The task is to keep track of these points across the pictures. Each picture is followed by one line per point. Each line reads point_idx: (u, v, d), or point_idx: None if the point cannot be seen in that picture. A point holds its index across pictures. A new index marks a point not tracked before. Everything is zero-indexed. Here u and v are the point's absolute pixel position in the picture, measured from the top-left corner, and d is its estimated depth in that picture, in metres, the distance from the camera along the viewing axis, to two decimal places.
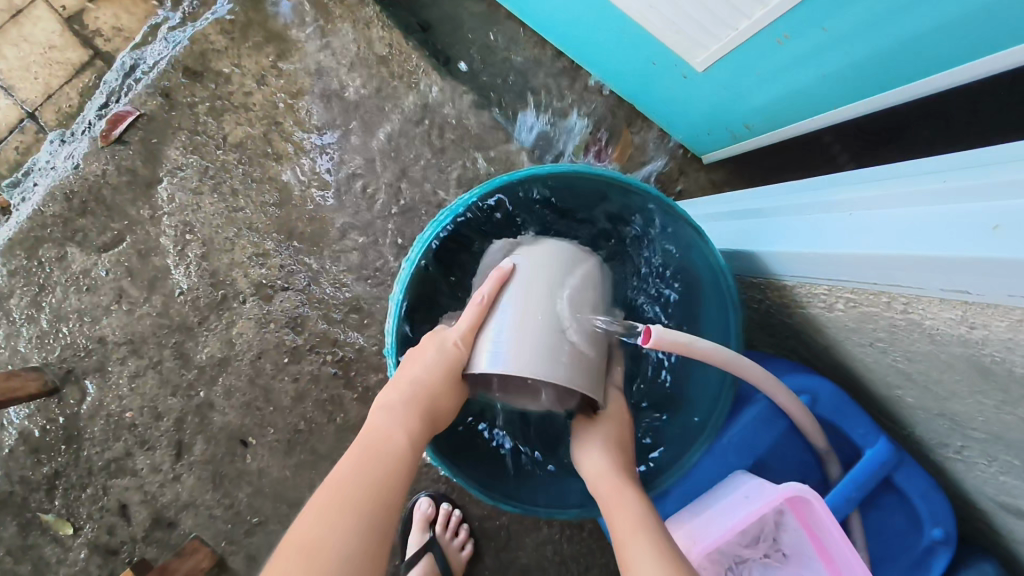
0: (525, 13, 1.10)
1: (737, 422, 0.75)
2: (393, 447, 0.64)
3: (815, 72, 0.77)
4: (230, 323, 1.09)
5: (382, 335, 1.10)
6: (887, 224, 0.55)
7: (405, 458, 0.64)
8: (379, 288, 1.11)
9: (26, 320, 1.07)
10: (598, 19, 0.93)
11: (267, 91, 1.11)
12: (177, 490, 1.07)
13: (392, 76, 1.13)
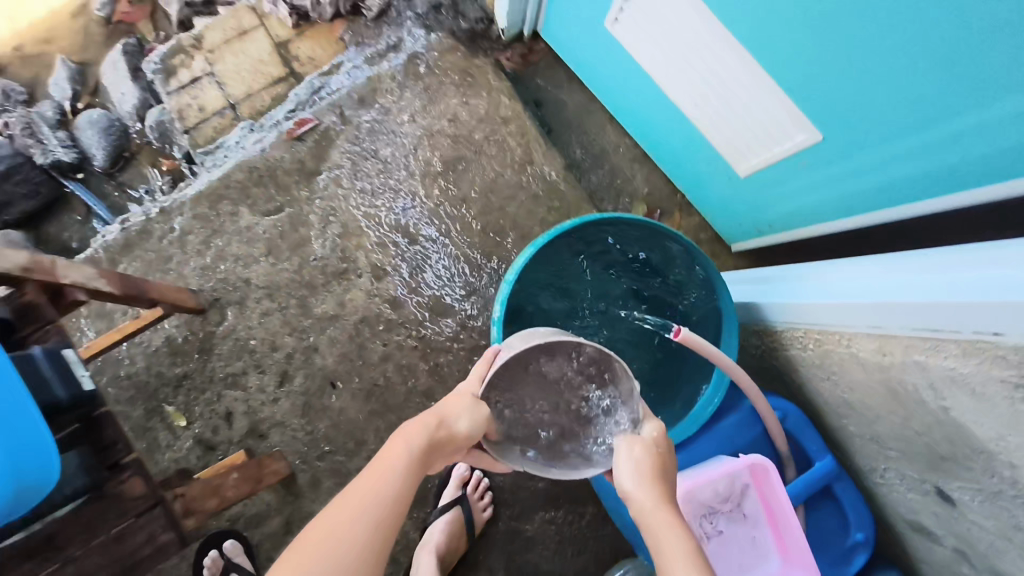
0: (618, 111, 1.46)
1: (725, 421, 1.02)
2: (393, 456, 0.75)
3: (824, 193, 1.09)
4: (346, 290, 1.39)
5: (458, 325, 1.40)
6: (845, 285, 0.84)
7: (408, 462, 0.75)
8: (463, 289, 1.42)
9: (196, 254, 1.38)
10: (675, 126, 1.29)
11: (415, 126, 1.46)
12: (274, 410, 1.35)
13: (509, 134, 1.47)
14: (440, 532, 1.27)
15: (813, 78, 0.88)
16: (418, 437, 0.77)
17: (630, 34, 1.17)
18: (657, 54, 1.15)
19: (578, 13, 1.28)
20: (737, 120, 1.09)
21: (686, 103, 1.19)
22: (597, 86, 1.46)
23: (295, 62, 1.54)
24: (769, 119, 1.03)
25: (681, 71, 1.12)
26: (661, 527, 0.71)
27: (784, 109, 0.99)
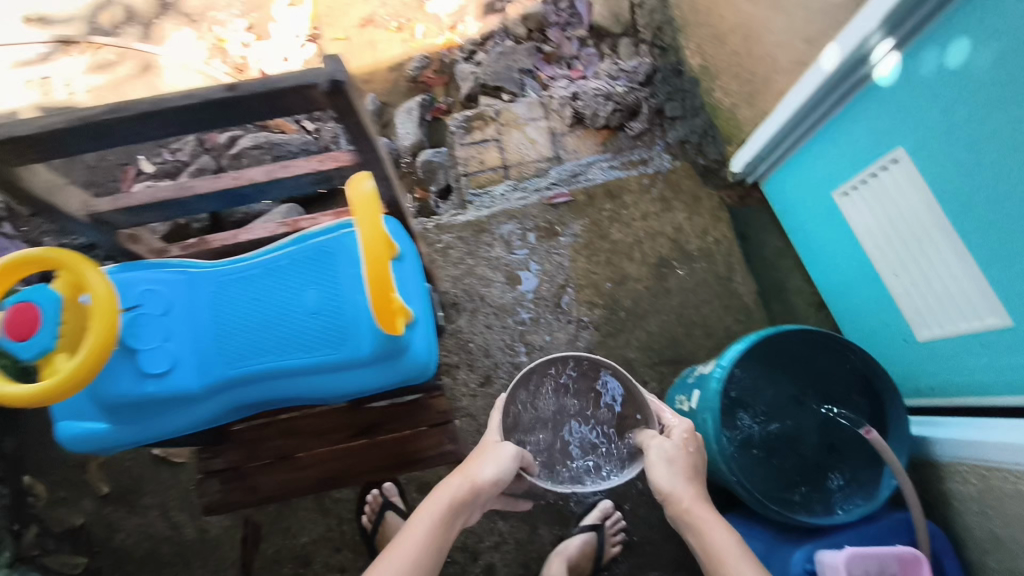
0: (811, 261, 1.75)
1: (867, 528, 1.18)
2: (425, 521, 1.06)
3: (995, 373, 1.29)
4: (556, 330, 1.71)
5: (635, 387, 1.68)
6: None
7: (434, 527, 1.06)
8: (647, 360, 1.70)
9: (454, 264, 1.76)
10: (866, 284, 1.56)
11: (644, 223, 1.80)
12: (471, 402, 1.65)
13: (717, 253, 1.80)
14: (577, 547, 1.48)
15: (1015, 276, 1.14)
16: (440, 512, 1.07)
17: (851, 206, 1.49)
18: (872, 226, 1.45)
19: (808, 180, 1.61)
20: (933, 293, 1.34)
21: (885, 269, 1.46)
22: (798, 238, 1.77)
23: (561, 149, 1.92)
24: (962, 297, 1.27)
25: (891, 243, 1.40)
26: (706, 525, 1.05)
27: (978, 293, 1.23)
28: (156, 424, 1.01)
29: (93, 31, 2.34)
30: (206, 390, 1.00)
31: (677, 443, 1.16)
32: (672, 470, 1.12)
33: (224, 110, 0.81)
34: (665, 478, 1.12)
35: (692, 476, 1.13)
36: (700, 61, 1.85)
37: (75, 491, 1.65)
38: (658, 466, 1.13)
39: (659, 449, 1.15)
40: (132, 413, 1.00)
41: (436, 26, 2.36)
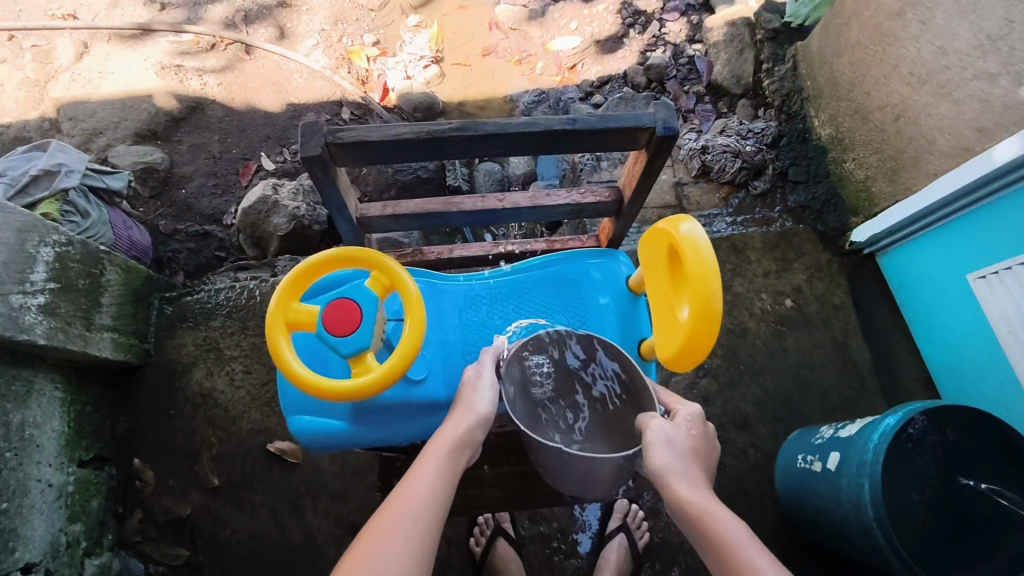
0: (924, 337, 1.76)
1: None
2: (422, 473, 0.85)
3: None
4: (674, 374, 1.74)
5: (748, 442, 1.69)
6: None
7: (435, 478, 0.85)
8: (761, 416, 1.72)
9: None
10: (988, 366, 1.55)
11: (765, 281, 1.84)
12: None
13: (834, 318, 1.81)
14: (618, 554, 1.48)
15: None
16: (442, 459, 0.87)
17: (987, 289, 1.49)
18: (1008, 312, 1.44)
19: (939, 258, 1.63)
20: None
21: (1015, 355, 1.44)
22: (914, 312, 1.78)
23: (685, 200, 1.98)
24: None
25: None
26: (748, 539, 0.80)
27: None
28: (395, 428, 1.00)
29: (229, 29, 2.42)
30: (454, 399, 1.02)
31: (674, 428, 0.95)
32: (671, 451, 0.91)
33: (550, 141, 0.82)
34: (663, 463, 0.90)
35: (687, 458, 0.91)
36: (831, 131, 1.93)
37: (183, 480, 1.59)
38: (657, 446, 0.91)
39: (658, 432, 0.93)
40: (375, 416, 0.99)
41: (554, 65, 2.47)
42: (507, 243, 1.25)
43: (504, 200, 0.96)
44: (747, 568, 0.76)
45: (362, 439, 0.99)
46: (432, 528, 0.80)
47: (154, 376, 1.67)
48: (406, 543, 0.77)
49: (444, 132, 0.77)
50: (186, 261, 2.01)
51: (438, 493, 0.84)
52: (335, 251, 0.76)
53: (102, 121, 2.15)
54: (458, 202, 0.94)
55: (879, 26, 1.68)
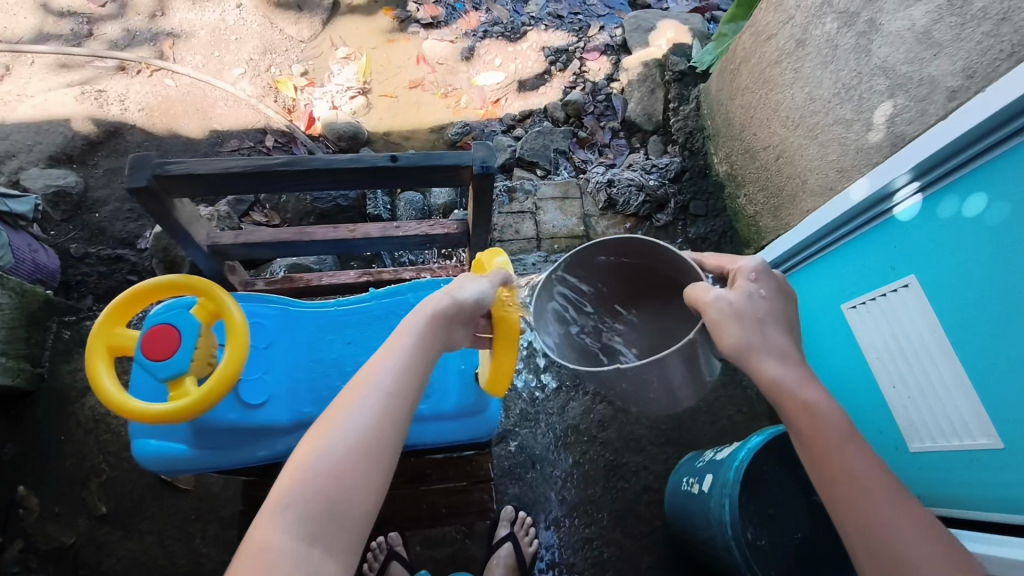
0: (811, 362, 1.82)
1: None
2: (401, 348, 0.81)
3: (978, 491, 1.26)
4: (570, 400, 1.78)
5: (641, 465, 1.72)
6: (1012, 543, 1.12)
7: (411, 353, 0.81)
8: (655, 439, 1.75)
9: None
10: (862, 391, 1.59)
11: None
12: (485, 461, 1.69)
13: None
14: (504, 564, 1.51)
15: (1006, 402, 1.16)
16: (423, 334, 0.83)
17: (857, 317, 1.55)
18: (875, 339, 1.49)
19: (815, 290, 1.71)
20: (928, 407, 1.35)
21: (884, 379, 1.49)
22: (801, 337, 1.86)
23: (592, 229, 2.05)
24: (959, 416, 1.27)
25: (892, 357, 1.44)
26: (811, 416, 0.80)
27: (975, 416, 1.23)
28: (233, 455, 1.03)
29: (155, 56, 2.45)
30: (295, 424, 1.06)
31: (747, 298, 0.86)
32: (754, 330, 0.84)
33: (378, 176, 0.93)
34: (741, 342, 0.83)
35: (766, 322, 0.86)
36: (727, 168, 2.03)
37: (70, 507, 1.56)
38: (737, 320, 0.84)
39: (724, 306, 0.85)
40: (215, 440, 1.02)
41: (478, 99, 2.56)
42: (379, 272, 1.34)
43: (356, 231, 1.10)
44: (833, 459, 0.78)
45: (200, 463, 1.02)
46: (403, 397, 0.77)
47: (46, 401, 1.65)
48: (375, 413, 0.74)
49: (271, 166, 0.88)
50: (95, 284, 2.00)
51: (417, 363, 0.80)
52: (166, 277, 0.81)
53: (15, 144, 2.14)
54: (309, 232, 1.07)
55: (762, 72, 1.79)
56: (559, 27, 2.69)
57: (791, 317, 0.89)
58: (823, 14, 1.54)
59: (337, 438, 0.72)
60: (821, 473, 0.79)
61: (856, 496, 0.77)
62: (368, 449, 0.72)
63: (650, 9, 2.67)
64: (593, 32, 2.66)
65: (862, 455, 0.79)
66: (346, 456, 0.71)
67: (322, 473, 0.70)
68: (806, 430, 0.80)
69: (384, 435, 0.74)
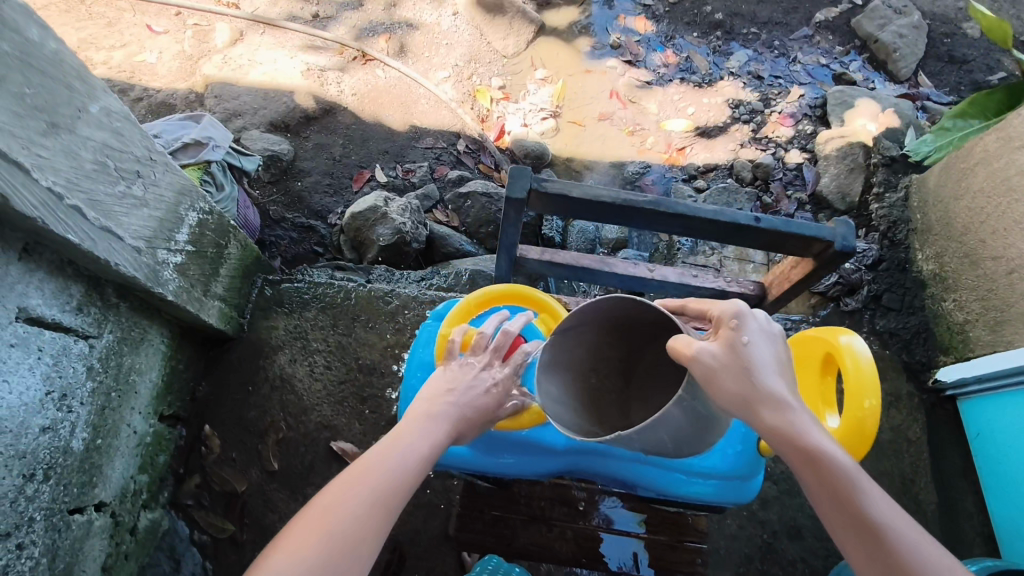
0: (994, 490, 1.66)
1: None
2: (401, 444, 0.91)
3: None
4: None
5: (798, 556, 1.64)
6: None
7: (411, 452, 0.91)
8: (818, 533, 1.67)
9: None
10: None
11: None
12: None
13: None
14: None
15: None
16: (428, 435, 0.93)
17: None
18: None
19: (1018, 415, 1.57)
20: None
21: None
22: (983, 460, 1.70)
23: None
24: None
25: None
26: (811, 461, 0.79)
27: None
28: (505, 460, 1.21)
29: (372, 47, 2.60)
30: (570, 451, 1.20)
31: (731, 348, 0.82)
32: (739, 383, 0.80)
33: (733, 232, 1.00)
34: (735, 396, 0.80)
35: (759, 370, 0.82)
36: (934, 268, 1.93)
37: (245, 456, 1.64)
38: (729, 373, 0.81)
39: (708, 356, 0.81)
40: (495, 447, 1.21)
41: (663, 142, 2.57)
42: None
43: (653, 273, 1.22)
44: (857, 499, 0.77)
45: (475, 464, 1.21)
46: (395, 496, 0.86)
47: (243, 350, 1.74)
48: (363, 510, 0.82)
49: (640, 204, 0.97)
50: (285, 249, 2.11)
51: (417, 471, 0.90)
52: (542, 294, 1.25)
53: (243, 104, 2.31)
54: (611, 266, 1.21)
55: (1008, 180, 1.68)
56: (757, 87, 2.65)
57: (783, 360, 0.84)
58: None
59: (335, 520, 0.80)
60: (838, 517, 0.78)
61: (876, 542, 0.75)
62: (350, 548, 0.79)
63: (856, 86, 2.60)
64: (792, 98, 2.61)
65: (879, 500, 0.77)
66: (327, 554, 0.78)
67: (310, 565, 0.76)
68: (813, 479, 0.79)
69: (371, 535, 0.81)
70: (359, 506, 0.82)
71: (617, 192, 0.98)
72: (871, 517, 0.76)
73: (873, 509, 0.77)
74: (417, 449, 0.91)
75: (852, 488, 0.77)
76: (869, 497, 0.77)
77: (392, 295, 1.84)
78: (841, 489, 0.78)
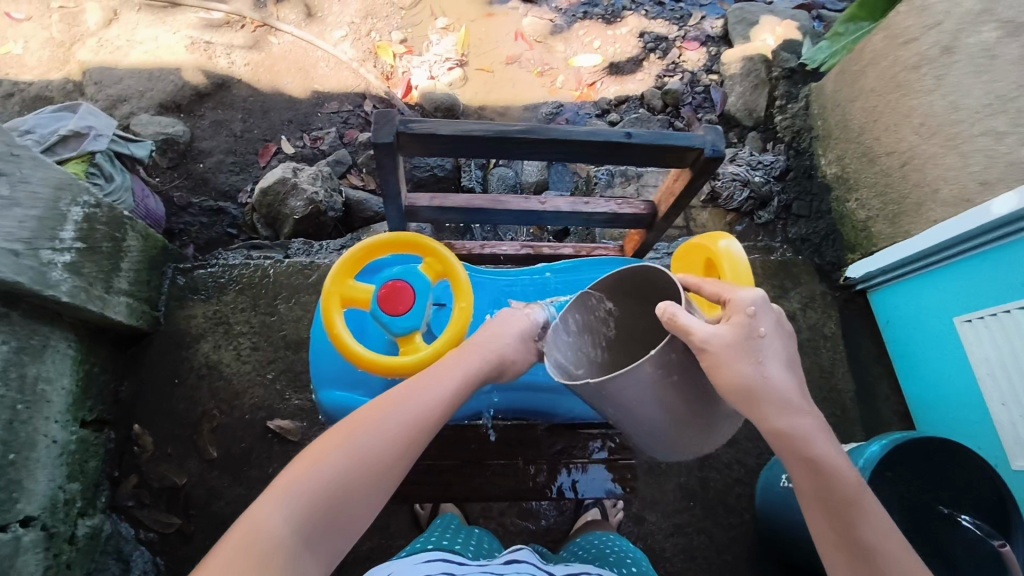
0: (903, 371, 1.80)
1: None
2: (441, 376, 0.91)
3: None
4: None
5: (733, 458, 1.74)
6: None
7: (450, 386, 0.90)
8: (750, 435, 1.77)
9: None
10: (970, 406, 1.57)
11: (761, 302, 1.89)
12: None
13: None
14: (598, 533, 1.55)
15: None
16: (471, 372, 0.93)
17: (973, 334, 1.53)
18: (990, 357, 1.48)
19: (931, 300, 1.66)
20: None
21: (993, 400, 1.49)
22: (894, 346, 1.82)
23: (692, 221, 2.06)
24: None
25: (1008, 375, 1.43)
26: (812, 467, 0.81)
27: None
28: None
29: (262, 13, 2.46)
30: None
31: (738, 330, 0.86)
32: (741, 371, 0.84)
33: (612, 152, 1.01)
34: (743, 381, 0.83)
35: (765, 361, 0.85)
36: (837, 170, 2.00)
37: (181, 449, 1.61)
38: (735, 359, 0.84)
39: (713, 336, 0.84)
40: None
41: (573, 80, 2.55)
42: (538, 246, 1.47)
43: (547, 204, 1.21)
44: (851, 509, 0.80)
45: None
46: (423, 426, 0.85)
47: (161, 344, 1.68)
48: (391, 434, 0.82)
49: (513, 134, 0.96)
50: (198, 234, 2.03)
51: (447, 404, 0.88)
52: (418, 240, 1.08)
53: (126, 88, 2.18)
54: (504, 203, 1.20)
55: (895, 76, 1.75)
56: (659, 14, 2.64)
57: (792, 354, 0.88)
58: (982, 22, 1.53)
59: (357, 443, 0.79)
60: (828, 531, 0.81)
61: (860, 547, 0.79)
62: (371, 470, 0.79)
63: (754, 2, 2.63)
64: (694, 21, 2.62)
65: (869, 510, 0.80)
66: (354, 468, 0.78)
67: (329, 476, 0.76)
68: (813, 486, 0.81)
69: (393, 459, 0.81)
70: (388, 432, 0.82)
71: (492, 125, 0.98)
72: (858, 523, 0.80)
73: (863, 520, 0.80)
74: (457, 384, 0.90)
75: (849, 497, 0.80)
76: (863, 509, 0.80)
77: (312, 267, 1.79)
78: (838, 496, 0.80)
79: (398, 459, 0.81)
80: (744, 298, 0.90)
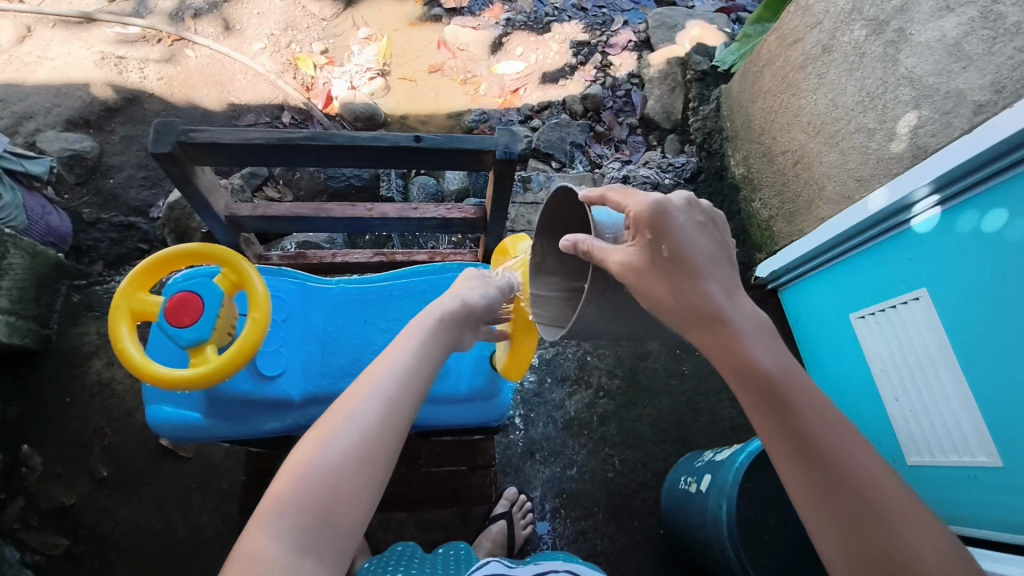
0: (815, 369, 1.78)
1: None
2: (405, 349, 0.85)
3: (976, 493, 1.23)
4: (572, 395, 1.80)
5: (639, 461, 1.74)
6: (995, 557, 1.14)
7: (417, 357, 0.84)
8: (655, 437, 1.77)
9: None
10: (869, 404, 1.55)
11: None
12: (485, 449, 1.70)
13: None
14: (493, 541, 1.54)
15: (999, 410, 1.16)
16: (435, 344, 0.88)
17: (866, 327, 1.53)
18: (881, 351, 1.47)
19: (826, 297, 1.68)
20: (929, 423, 1.33)
21: (888, 396, 1.47)
22: (807, 345, 1.81)
23: None
24: (961, 436, 1.25)
25: (897, 370, 1.41)
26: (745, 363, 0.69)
27: (976, 431, 1.22)
28: (257, 422, 1.19)
29: (179, 26, 2.45)
30: (304, 399, 1.22)
31: (643, 253, 0.70)
32: (679, 298, 0.69)
33: (404, 155, 1.12)
34: (690, 312, 0.69)
35: (694, 285, 0.70)
36: (744, 170, 2.05)
37: (71, 469, 1.58)
38: (652, 286, 0.70)
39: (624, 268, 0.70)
40: (227, 410, 1.18)
41: (497, 87, 2.55)
42: (392, 254, 1.58)
43: (373, 211, 1.33)
44: (800, 412, 0.67)
45: (214, 430, 1.17)
46: (405, 403, 0.78)
47: (54, 362, 1.67)
48: (374, 418, 0.75)
49: (296, 139, 1.07)
50: (106, 250, 1.98)
51: (420, 378, 0.82)
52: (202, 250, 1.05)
53: (34, 105, 2.16)
54: (328, 211, 1.32)
55: (786, 76, 1.77)
56: (582, 19, 2.66)
57: (721, 248, 0.72)
58: (852, 20, 1.52)
59: (337, 435, 0.73)
60: (779, 440, 0.67)
61: (816, 456, 0.66)
62: (364, 461, 0.72)
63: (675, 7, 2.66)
64: (616, 26, 2.64)
65: (818, 408, 0.68)
66: (347, 462, 0.71)
67: (319, 476, 0.69)
68: (756, 395, 0.68)
69: (384, 446, 0.74)
70: (370, 418, 0.75)
71: (274, 132, 1.08)
72: (802, 415, 0.67)
73: (815, 419, 0.67)
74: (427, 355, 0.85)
75: (794, 399, 0.67)
76: (808, 405, 0.67)
77: None
78: (789, 396, 0.67)
79: (389, 444, 0.74)
80: (644, 204, 0.70)
